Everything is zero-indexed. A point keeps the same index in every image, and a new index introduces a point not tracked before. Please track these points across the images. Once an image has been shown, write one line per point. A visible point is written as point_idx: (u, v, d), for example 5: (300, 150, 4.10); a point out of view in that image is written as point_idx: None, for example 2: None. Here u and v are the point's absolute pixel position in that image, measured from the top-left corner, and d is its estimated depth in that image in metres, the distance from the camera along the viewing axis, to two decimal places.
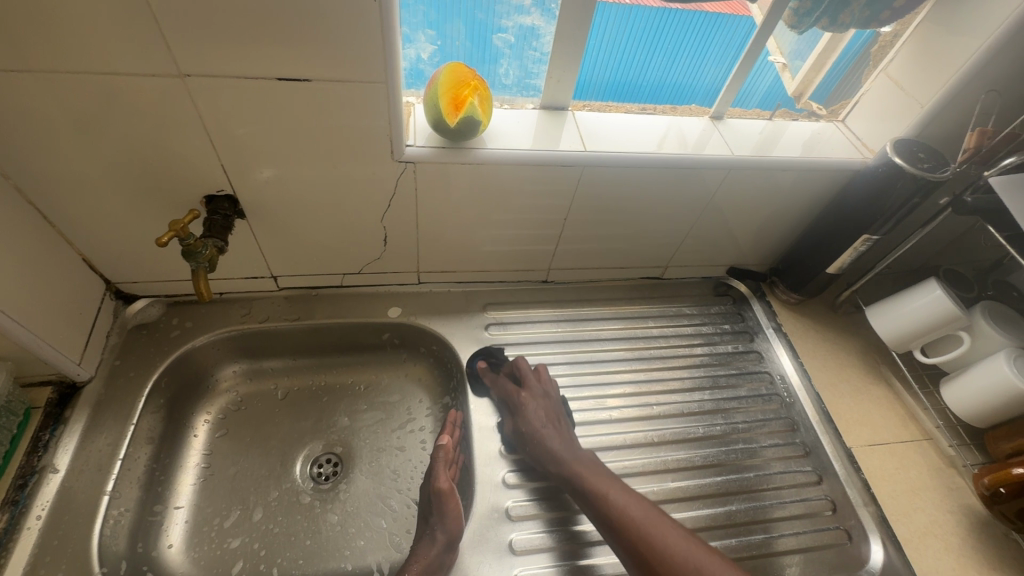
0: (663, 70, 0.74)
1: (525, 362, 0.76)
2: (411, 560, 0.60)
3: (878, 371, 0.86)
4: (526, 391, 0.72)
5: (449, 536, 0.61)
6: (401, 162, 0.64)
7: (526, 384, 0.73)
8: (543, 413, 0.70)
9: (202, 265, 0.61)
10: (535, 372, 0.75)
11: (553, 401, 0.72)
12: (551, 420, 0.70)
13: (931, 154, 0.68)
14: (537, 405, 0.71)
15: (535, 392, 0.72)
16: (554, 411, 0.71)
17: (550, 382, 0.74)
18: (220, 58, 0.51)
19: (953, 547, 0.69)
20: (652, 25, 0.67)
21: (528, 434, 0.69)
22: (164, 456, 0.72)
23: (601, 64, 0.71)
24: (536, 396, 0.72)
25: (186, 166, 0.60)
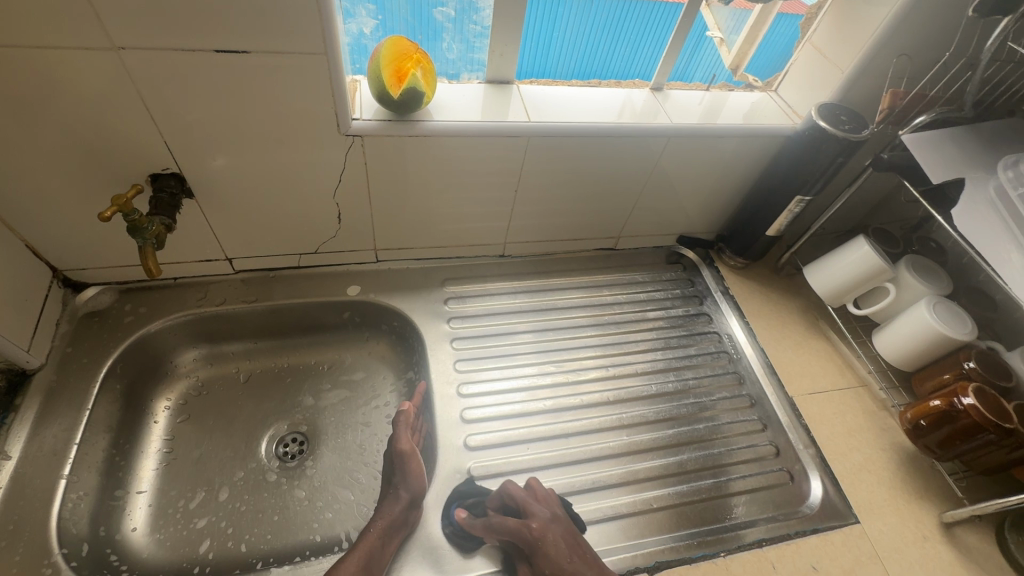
0: (627, 60, 0.79)
1: (514, 485, 0.64)
2: (375, 517, 0.62)
3: (818, 326, 0.92)
4: (534, 522, 0.60)
5: (413, 495, 0.63)
6: (348, 136, 0.65)
7: (530, 512, 0.61)
8: (562, 545, 0.59)
9: (150, 242, 0.61)
10: (531, 494, 0.63)
11: (564, 522, 0.61)
12: (572, 551, 0.59)
13: (852, 116, 0.73)
14: (554, 540, 0.59)
15: (542, 521, 0.60)
16: (572, 536, 0.60)
17: (550, 499, 0.63)
18: (155, 31, 0.51)
19: (884, 480, 0.75)
20: (615, 15, 0.72)
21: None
22: (124, 442, 0.72)
23: (566, 57, 0.76)
24: (547, 526, 0.60)
25: (128, 145, 0.60)
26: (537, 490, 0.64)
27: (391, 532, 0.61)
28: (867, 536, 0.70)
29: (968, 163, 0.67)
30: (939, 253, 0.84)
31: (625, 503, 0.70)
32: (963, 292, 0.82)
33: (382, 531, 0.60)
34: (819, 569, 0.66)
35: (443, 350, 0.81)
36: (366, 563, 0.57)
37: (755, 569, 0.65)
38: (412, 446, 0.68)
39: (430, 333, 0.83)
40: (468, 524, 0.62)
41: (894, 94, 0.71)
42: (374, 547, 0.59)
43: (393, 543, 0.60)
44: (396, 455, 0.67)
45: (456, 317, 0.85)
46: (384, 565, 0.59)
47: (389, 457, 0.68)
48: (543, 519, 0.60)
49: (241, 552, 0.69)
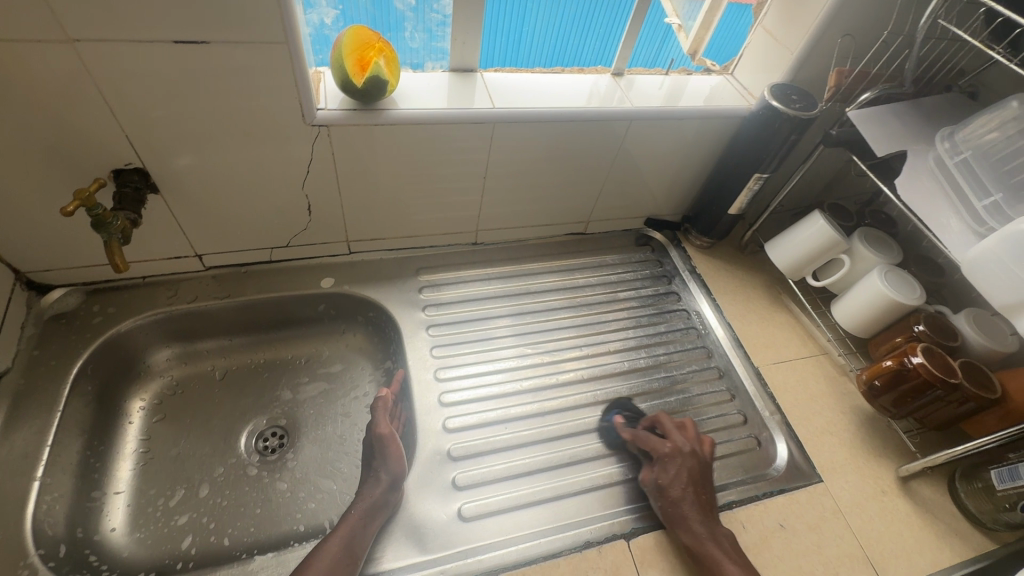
0: (597, 53, 0.82)
1: (669, 418, 0.72)
2: (356, 499, 0.63)
3: (781, 300, 0.96)
4: (672, 444, 0.69)
5: (393, 477, 0.65)
6: (314, 126, 0.65)
7: (670, 437, 0.70)
8: (686, 471, 0.66)
9: (115, 237, 0.60)
10: (686, 427, 0.71)
11: (699, 458, 0.68)
12: (693, 479, 0.66)
13: (802, 96, 0.77)
14: (684, 462, 0.67)
15: (683, 448, 0.68)
16: (695, 472, 0.67)
17: (697, 440, 0.70)
18: (110, 22, 0.51)
19: (844, 441, 0.79)
20: (583, 10, 0.76)
21: (665, 493, 0.66)
22: (99, 444, 0.71)
23: (538, 49, 0.79)
24: (685, 450, 0.68)
25: (87, 141, 0.59)
26: (691, 425, 0.71)
27: (372, 513, 0.62)
28: (830, 493, 0.74)
29: (909, 136, 0.71)
30: (889, 225, 0.89)
31: (602, 475, 0.72)
32: (911, 259, 0.87)
33: (364, 512, 0.61)
34: (787, 527, 0.70)
35: (420, 337, 0.82)
36: (349, 543, 0.59)
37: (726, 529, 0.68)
38: (392, 430, 0.69)
39: (406, 322, 0.83)
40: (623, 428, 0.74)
41: (839, 72, 0.74)
42: (356, 527, 0.60)
43: (375, 524, 0.61)
44: (377, 440, 0.68)
45: (432, 305, 0.86)
46: (367, 545, 0.60)
47: (370, 442, 0.70)
48: (679, 447, 0.68)
49: (225, 546, 0.69)
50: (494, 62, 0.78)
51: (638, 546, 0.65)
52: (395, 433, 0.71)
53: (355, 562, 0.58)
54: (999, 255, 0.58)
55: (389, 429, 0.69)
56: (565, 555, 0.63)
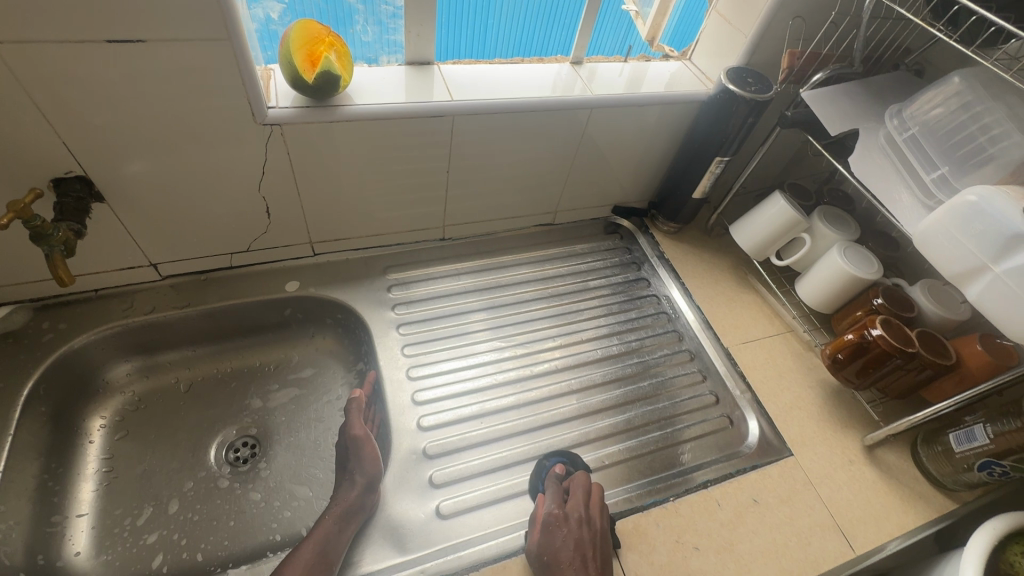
0: (566, 42, 0.83)
1: (581, 477, 0.65)
2: (331, 504, 0.62)
3: (747, 280, 0.98)
4: (565, 513, 0.61)
5: (368, 479, 0.64)
6: (266, 125, 0.63)
7: (570, 504, 0.62)
8: (577, 541, 0.59)
9: (58, 250, 0.57)
10: (588, 486, 0.64)
11: (594, 527, 0.61)
12: (583, 554, 0.58)
13: (757, 78, 0.78)
14: (578, 531, 0.60)
15: (578, 514, 0.61)
16: (588, 547, 0.59)
17: (597, 507, 0.62)
18: (35, 22, 0.48)
19: (813, 414, 0.82)
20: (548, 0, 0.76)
21: (553, 566, 0.58)
22: (56, 466, 0.68)
23: (505, 41, 0.78)
24: (581, 515, 0.61)
25: (21, 150, 0.56)
26: (590, 485, 0.64)
27: (347, 516, 0.61)
28: (801, 466, 0.76)
29: (860, 115, 0.72)
30: (847, 202, 0.91)
31: None
32: (869, 235, 0.89)
33: (338, 517, 0.61)
34: (760, 502, 0.71)
35: (390, 337, 0.81)
36: (322, 548, 0.58)
37: (702, 508, 0.69)
38: (366, 431, 0.69)
39: (375, 322, 0.82)
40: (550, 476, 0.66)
41: (792, 54, 0.75)
42: (330, 532, 0.60)
43: (350, 528, 0.61)
44: (351, 442, 0.68)
45: (402, 304, 0.85)
46: (342, 550, 0.59)
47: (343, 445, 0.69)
48: (573, 512, 0.61)
49: (198, 561, 0.67)
50: (461, 54, 0.77)
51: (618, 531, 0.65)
52: (370, 434, 0.71)
53: (330, 567, 0.57)
54: (946, 227, 0.59)
55: (363, 431, 0.68)
56: None
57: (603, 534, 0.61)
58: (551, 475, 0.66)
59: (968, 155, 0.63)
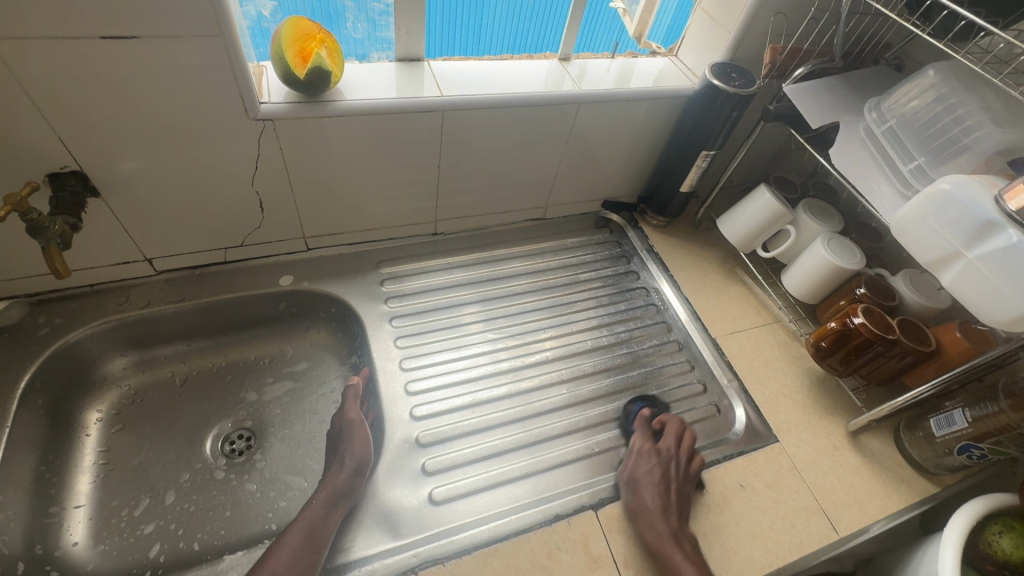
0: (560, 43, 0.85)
1: (674, 423, 0.74)
2: (319, 488, 0.64)
3: (735, 272, 0.99)
4: (659, 446, 0.71)
5: (357, 463, 0.66)
6: (259, 120, 0.64)
7: (662, 442, 0.72)
8: (664, 469, 0.68)
9: (54, 242, 0.58)
10: (680, 432, 0.73)
11: (682, 463, 0.70)
12: (669, 478, 0.68)
13: (741, 73, 0.80)
14: (667, 459, 0.70)
15: (671, 448, 0.71)
16: (672, 477, 0.68)
17: (689, 448, 0.72)
18: (30, 18, 0.48)
19: (799, 402, 0.83)
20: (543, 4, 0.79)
21: (636, 484, 0.68)
22: (53, 458, 0.69)
23: (499, 41, 0.81)
24: (671, 448, 0.71)
25: (16, 145, 0.57)
26: (682, 429, 0.74)
27: (335, 500, 0.62)
28: (786, 452, 0.78)
29: (841, 109, 0.74)
30: (831, 195, 0.93)
31: (573, 449, 0.74)
32: (852, 227, 0.91)
33: (326, 501, 0.62)
34: (746, 486, 0.73)
35: (384, 330, 0.82)
36: (310, 532, 0.59)
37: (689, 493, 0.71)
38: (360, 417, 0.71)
39: (368, 315, 0.83)
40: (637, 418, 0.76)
41: (774, 49, 0.77)
42: (318, 516, 0.61)
43: (338, 512, 0.62)
44: (345, 425, 0.70)
45: (395, 297, 0.86)
46: (329, 534, 0.60)
47: (336, 429, 0.71)
48: (664, 449, 0.70)
49: (195, 550, 0.68)
50: (455, 52, 0.79)
51: (605, 515, 0.67)
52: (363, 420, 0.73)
53: (317, 551, 0.58)
54: (922, 214, 0.61)
55: (357, 415, 0.71)
56: (535, 529, 0.65)
57: (691, 471, 0.70)
58: (644, 418, 0.76)
59: (943, 146, 0.65)
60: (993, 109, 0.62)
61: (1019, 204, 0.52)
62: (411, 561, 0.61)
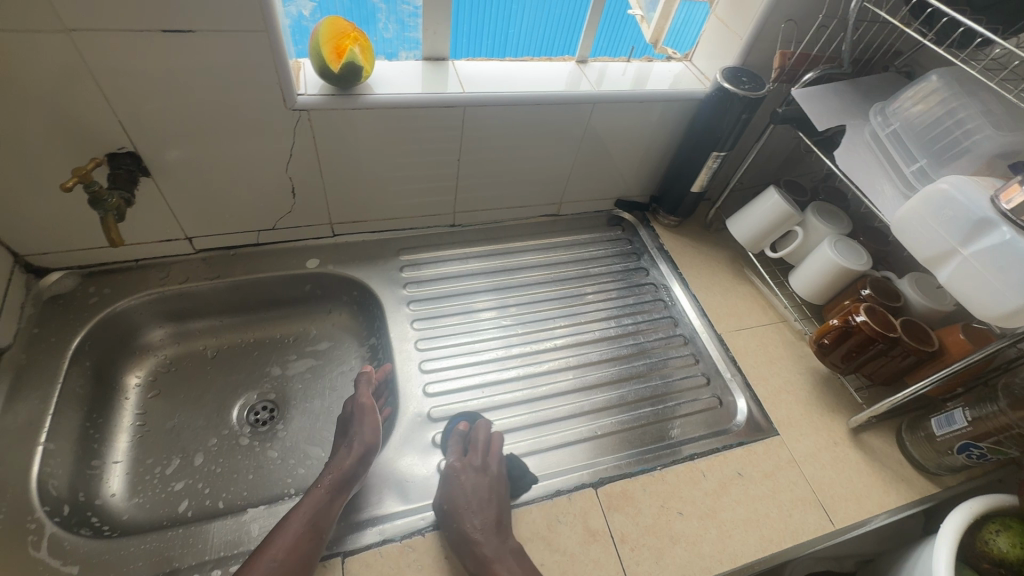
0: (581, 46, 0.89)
1: (484, 430, 0.72)
2: (325, 472, 0.65)
3: (743, 272, 1.01)
4: (465, 462, 0.68)
5: (361, 451, 0.67)
6: (295, 111, 0.70)
7: (470, 456, 0.69)
8: (479, 487, 0.65)
9: (111, 214, 0.64)
10: (487, 435, 0.71)
11: (492, 473, 0.67)
12: (477, 495, 0.64)
13: (751, 77, 0.83)
14: (473, 477, 0.66)
15: (478, 463, 0.67)
16: (494, 487, 0.66)
17: (494, 456, 0.69)
18: (103, 11, 0.54)
19: (801, 399, 0.85)
20: (569, 12, 0.84)
21: (456, 512, 0.63)
22: (97, 416, 0.75)
23: (522, 47, 0.85)
24: (473, 465, 0.67)
25: (82, 124, 0.63)
26: (488, 439, 0.71)
27: (339, 486, 0.63)
28: (786, 445, 0.79)
29: (848, 113, 0.77)
30: (840, 199, 0.95)
31: (577, 431, 0.77)
32: (861, 230, 0.93)
33: (331, 487, 0.63)
34: (744, 475, 0.75)
35: (401, 312, 0.87)
36: (312, 518, 0.60)
37: (688, 477, 0.73)
38: (372, 402, 0.73)
39: (388, 299, 0.88)
40: (455, 437, 0.71)
41: (783, 54, 0.80)
42: (322, 502, 0.62)
43: (342, 499, 0.63)
44: (357, 409, 0.72)
45: (413, 283, 0.91)
46: (333, 520, 0.61)
47: (348, 412, 0.73)
48: (474, 461, 0.68)
49: (220, 507, 0.73)
50: (481, 53, 0.84)
51: (605, 493, 0.70)
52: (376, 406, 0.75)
53: (320, 538, 0.59)
54: (920, 213, 0.64)
55: (370, 400, 0.73)
56: (536, 503, 0.68)
57: (497, 480, 0.67)
58: (454, 432, 0.72)
59: (945, 147, 0.67)
60: (993, 113, 0.65)
61: (1014, 203, 0.54)
62: (420, 524, 0.65)
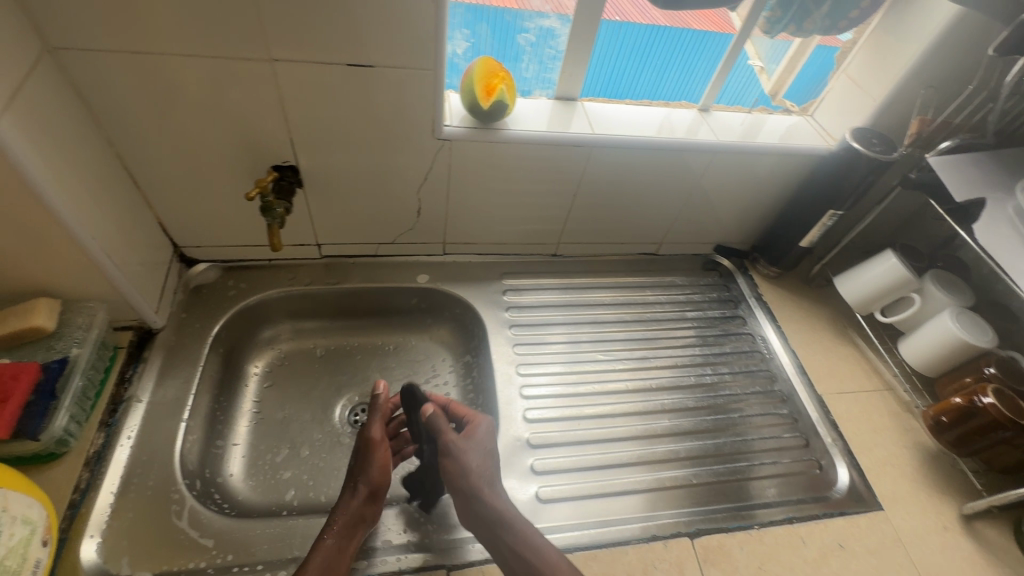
0: (653, 83, 0.87)
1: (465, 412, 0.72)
2: (332, 518, 0.63)
3: (846, 334, 0.99)
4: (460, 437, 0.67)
5: (370, 492, 0.65)
6: (440, 140, 0.74)
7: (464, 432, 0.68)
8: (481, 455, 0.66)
9: (276, 222, 0.71)
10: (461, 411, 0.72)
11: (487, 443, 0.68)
12: (483, 470, 0.64)
13: (883, 140, 0.82)
14: (474, 453, 0.65)
15: (474, 438, 0.68)
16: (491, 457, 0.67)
17: (483, 427, 0.69)
18: (305, 45, 0.61)
19: (909, 475, 0.81)
20: (643, 41, 0.81)
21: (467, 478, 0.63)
22: (223, 400, 0.81)
23: (641, 88, 0.87)
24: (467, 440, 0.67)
25: (261, 139, 0.70)
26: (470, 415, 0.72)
27: (349, 531, 0.62)
28: (891, 522, 0.76)
29: (990, 185, 0.74)
30: (963, 270, 0.91)
31: (665, 477, 0.77)
32: (986, 304, 0.88)
33: (339, 535, 0.61)
34: (845, 547, 0.72)
35: (503, 334, 0.90)
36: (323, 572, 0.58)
37: (786, 541, 0.71)
38: (382, 436, 0.70)
39: (491, 320, 0.91)
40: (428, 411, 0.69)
41: (922, 120, 0.79)
42: (331, 553, 0.59)
43: (352, 545, 0.61)
44: (365, 444, 0.68)
45: (514, 307, 0.94)
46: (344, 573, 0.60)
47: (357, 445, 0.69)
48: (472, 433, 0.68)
49: (322, 501, 0.77)
50: (608, 94, 0.87)
51: (701, 545, 0.69)
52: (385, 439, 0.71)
53: None
54: None
55: (380, 435, 0.69)
56: (632, 544, 0.68)
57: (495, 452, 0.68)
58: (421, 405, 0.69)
59: None
60: None
61: None
62: None
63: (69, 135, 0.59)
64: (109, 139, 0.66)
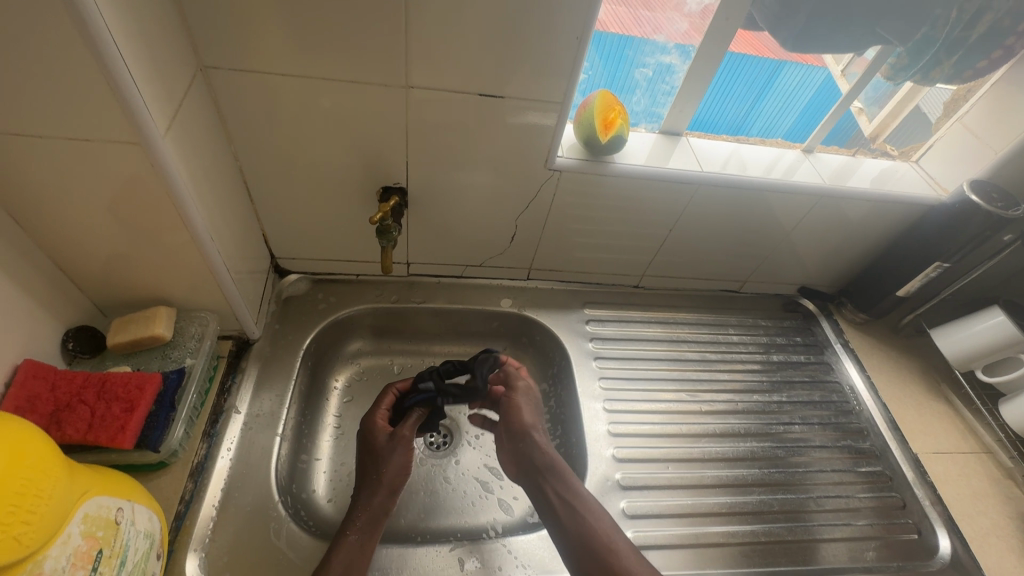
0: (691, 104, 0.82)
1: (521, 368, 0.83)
2: (356, 511, 0.64)
3: (939, 389, 0.95)
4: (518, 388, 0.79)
5: (390, 487, 0.67)
6: (551, 170, 0.74)
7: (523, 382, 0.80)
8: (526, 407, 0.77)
9: (389, 244, 0.73)
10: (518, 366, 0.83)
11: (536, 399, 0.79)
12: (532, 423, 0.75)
13: (1004, 195, 0.80)
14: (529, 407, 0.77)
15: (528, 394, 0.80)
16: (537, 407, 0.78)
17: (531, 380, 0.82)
18: (442, 74, 0.61)
19: (1015, 548, 0.77)
20: None
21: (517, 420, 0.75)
22: (308, 414, 0.81)
23: (733, 124, 0.86)
24: (527, 394, 0.79)
25: (377, 160, 0.71)
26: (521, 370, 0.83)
27: (371, 525, 0.63)
28: None
29: None
30: None
31: (756, 531, 0.75)
32: None
33: (362, 530, 0.62)
34: None
35: (587, 366, 0.88)
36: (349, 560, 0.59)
37: None
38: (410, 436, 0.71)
39: (575, 351, 0.90)
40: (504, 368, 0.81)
41: None
42: (355, 546, 0.60)
43: (372, 539, 0.62)
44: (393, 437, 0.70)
45: (597, 337, 0.92)
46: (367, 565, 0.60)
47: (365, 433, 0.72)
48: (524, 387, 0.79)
49: (401, 526, 0.75)
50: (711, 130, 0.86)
51: None
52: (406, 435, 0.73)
53: None
54: None
55: (410, 432, 0.71)
56: None
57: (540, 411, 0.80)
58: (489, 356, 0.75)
59: None
60: None
61: None
62: None
63: (207, 151, 0.60)
64: (234, 154, 0.67)
